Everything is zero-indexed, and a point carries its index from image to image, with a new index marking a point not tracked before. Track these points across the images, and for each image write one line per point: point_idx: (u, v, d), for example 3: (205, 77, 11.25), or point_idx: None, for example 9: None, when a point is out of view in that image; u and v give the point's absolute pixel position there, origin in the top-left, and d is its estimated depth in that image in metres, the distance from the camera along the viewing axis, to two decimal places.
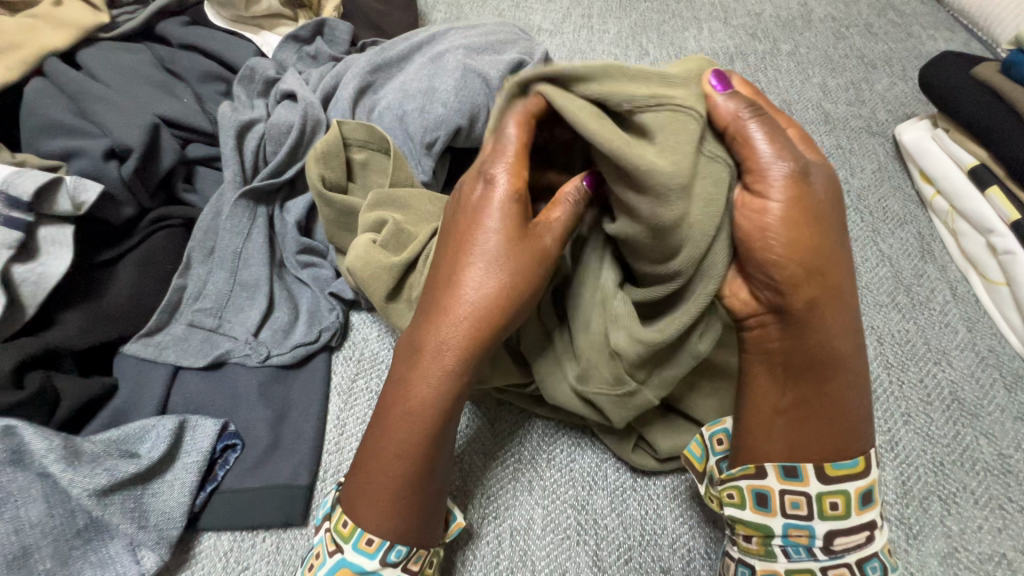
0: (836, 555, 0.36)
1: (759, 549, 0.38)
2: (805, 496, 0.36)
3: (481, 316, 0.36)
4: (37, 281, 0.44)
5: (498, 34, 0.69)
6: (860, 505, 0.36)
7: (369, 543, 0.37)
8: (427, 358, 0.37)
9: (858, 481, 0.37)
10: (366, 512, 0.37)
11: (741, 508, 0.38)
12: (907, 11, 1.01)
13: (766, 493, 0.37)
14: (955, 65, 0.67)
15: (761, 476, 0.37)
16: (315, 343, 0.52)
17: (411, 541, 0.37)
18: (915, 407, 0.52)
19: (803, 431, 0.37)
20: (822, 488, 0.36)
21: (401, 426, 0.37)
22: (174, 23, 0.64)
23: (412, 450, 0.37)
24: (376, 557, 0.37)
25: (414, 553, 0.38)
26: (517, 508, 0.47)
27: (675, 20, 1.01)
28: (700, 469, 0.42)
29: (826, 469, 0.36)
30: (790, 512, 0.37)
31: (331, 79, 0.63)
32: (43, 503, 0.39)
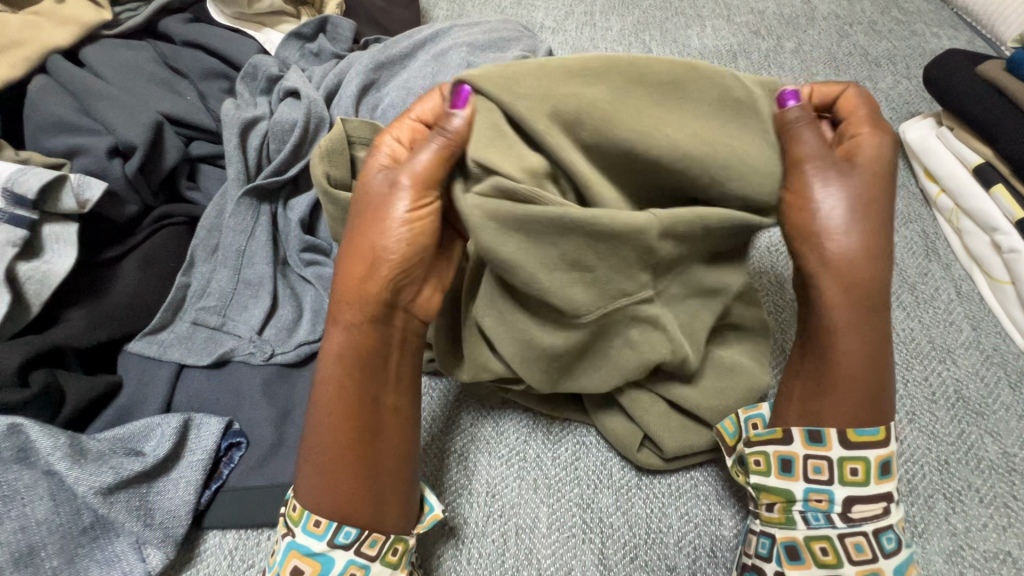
0: (854, 523, 0.38)
1: (780, 517, 0.39)
2: (828, 460, 0.38)
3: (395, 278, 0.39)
4: (42, 279, 0.44)
5: (501, 32, 0.69)
6: (879, 474, 0.38)
7: (317, 524, 0.37)
8: (350, 331, 0.40)
9: (879, 450, 0.38)
10: (318, 496, 0.38)
11: (766, 475, 0.40)
12: (911, 9, 1.00)
13: (790, 458, 0.39)
14: (960, 63, 0.67)
15: (787, 442, 0.39)
16: (319, 342, 0.52)
17: (361, 522, 0.37)
18: (920, 406, 0.52)
19: (831, 402, 0.39)
20: (843, 454, 0.38)
21: (343, 407, 0.39)
22: (176, 21, 0.64)
23: (347, 426, 0.39)
24: (324, 538, 0.37)
25: (367, 537, 0.37)
26: (522, 506, 0.47)
27: (677, 18, 1.01)
28: (730, 445, 0.44)
29: (848, 435, 0.38)
30: (812, 477, 0.39)
31: (334, 77, 0.63)
32: (49, 502, 0.39)
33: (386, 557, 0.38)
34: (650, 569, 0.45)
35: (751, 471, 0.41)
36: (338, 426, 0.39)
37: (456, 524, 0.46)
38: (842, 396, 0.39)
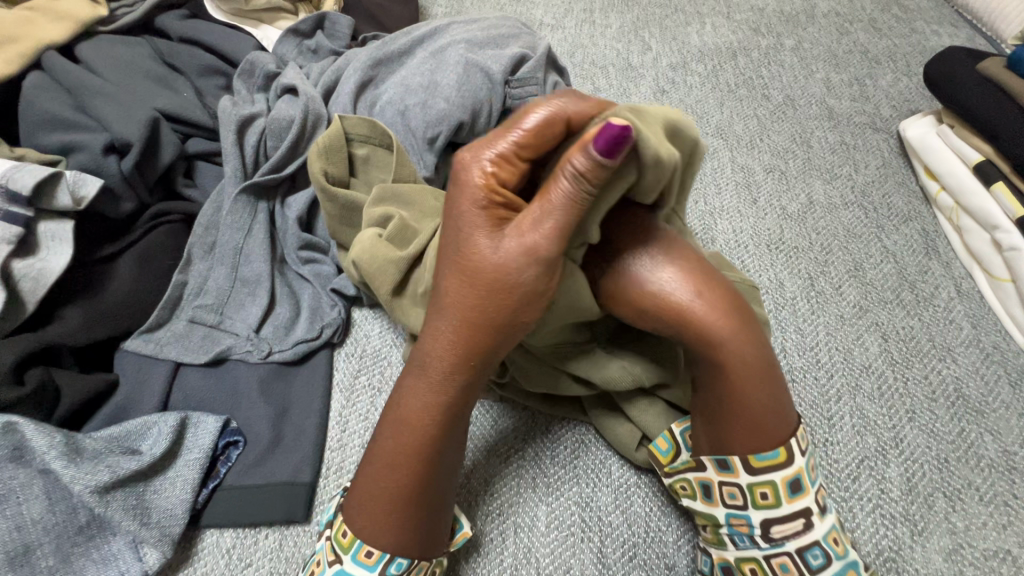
0: (777, 543, 0.37)
1: (713, 538, 0.40)
2: (738, 486, 0.38)
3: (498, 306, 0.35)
4: (37, 277, 0.44)
5: (500, 28, 0.69)
6: (790, 493, 0.37)
7: (369, 555, 0.36)
8: (438, 370, 0.37)
9: (783, 471, 0.37)
10: (369, 521, 0.37)
11: (693, 498, 0.41)
12: (911, 6, 1.00)
13: (709, 484, 0.39)
14: (960, 60, 0.67)
15: (700, 468, 0.40)
16: (317, 339, 0.52)
17: (411, 553, 0.37)
18: (920, 404, 0.52)
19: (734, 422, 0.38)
20: (751, 480, 0.37)
21: (413, 431, 0.36)
22: (173, 17, 0.63)
23: (413, 451, 0.37)
24: (376, 570, 0.36)
25: (416, 567, 0.37)
26: (521, 505, 0.47)
27: (677, 15, 1.00)
28: (665, 464, 0.43)
29: (750, 461, 0.37)
30: (728, 503, 0.38)
31: (332, 73, 0.63)
32: (44, 501, 0.39)
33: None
34: (650, 567, 0.44)
35: (681, 494, 0.42)
36: (398, 458, 0.37)
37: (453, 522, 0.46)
38: (735, 417, 0.37)
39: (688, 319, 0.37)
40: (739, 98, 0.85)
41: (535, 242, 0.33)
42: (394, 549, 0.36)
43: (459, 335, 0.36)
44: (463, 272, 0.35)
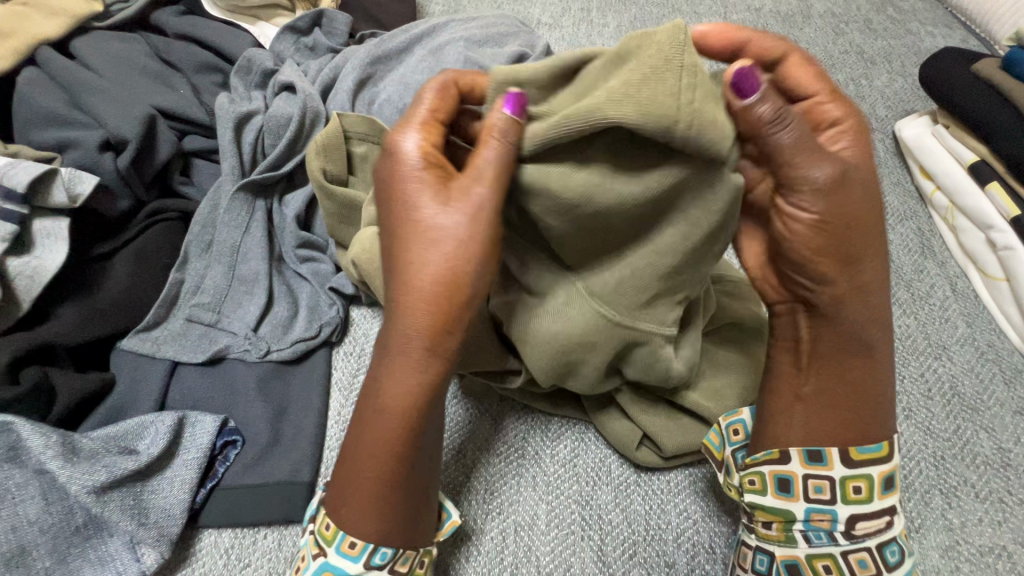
0: (857, 539, 0.36)
1: (780, 535, 0.37)
2: (829, 479, 0.36)
3: (447, 284, 0.33)
4: (32, 275, 0.43)
5: (499, 27, 0.69)
6: (882, 489, 0.36)
7: (352, 546, 0.35)
8: (402, 356, 0.34)
9: (881, 466, 0.36)
10: (350, 518, 0.35)
11: (762, 494, 0.37)
12: (906, 7, 1.01)
13: (788, 478, 0.37)
14: (955, 61, 0.68)
15: (785, 460, 0.37)
16: (315, 338, 0.52)
17: (396, 542, 0.36)
18: (916, 402, 0.52)
19: (827, 415, 0.37)
20: (845, 472, 0.36)
21: (374, 427, 0.35)
22: (169, 13, 0.63)
23: (377, 444, 0.35)
24: (359, 561, 0.35)
25: (402, 555, 0.37)
26: (521, 504, 0.47)
27: (674, 15, 1.01)
28: (719, 458, 0.42)
29: (849, 452, 0.36)
30: (813, 496, 0.36)
31: (330, 71, 0.63)
32: (41, 501, 0.39)
33: (414, 570, 0.38)
34: (648, 565, 0.45)
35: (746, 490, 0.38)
36: (373, 455, 0.35)
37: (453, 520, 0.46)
38: (841, 409, 0.37)
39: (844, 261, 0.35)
40: None
41: (471, 204, 0.33)
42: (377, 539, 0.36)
43: (410, 325, 0.34)
44: (402, 264, 0.34)
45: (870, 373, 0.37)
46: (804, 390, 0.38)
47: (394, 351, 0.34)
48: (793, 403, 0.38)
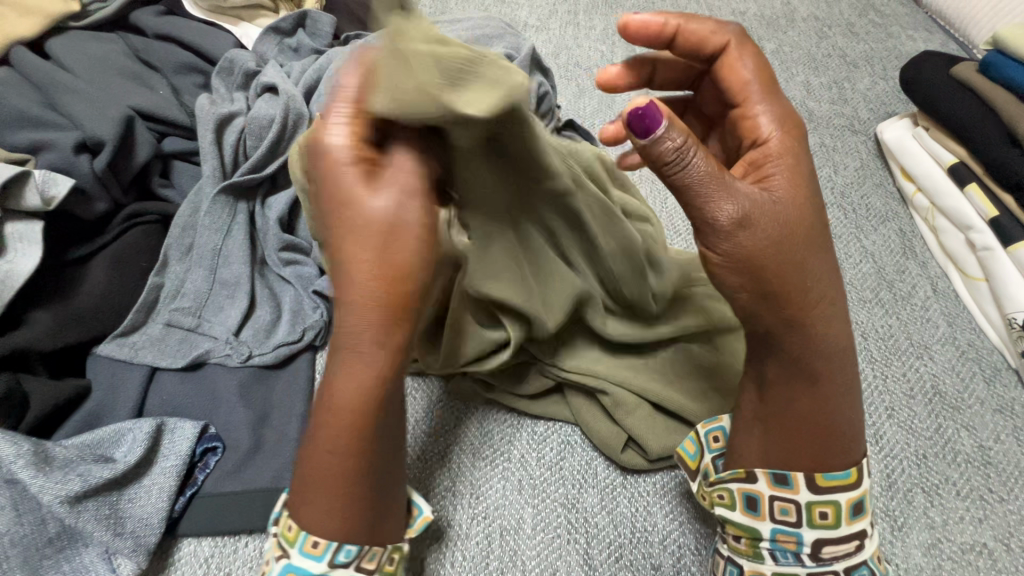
0: (824, 563, 0.35)
1: (748, 550, 0.37)
2: (794, 503, 0.35)
3: (389, 258, 0.31)
4: (4, 279, 0.42)
5: (484, 29, 0.69)
6: (850, 514, 0.35)
7: (315, 545, 0.33)
8: (361, 346, 0.31)
9: (849, 492, 0.35)
10: (309, 512, 0.33)
11: (730, 509, 0.37)
12: (888, 12, 1.03)
13: (755, 497, 0.36)
14: (935, 64, 0.69)
15: (752, 480, 0.36)
16: (298, 342, 0.51)
17: (360, 539, 0.33)
18: (899, 401, 0.53)
19: (792, 441, 0.36)
20: (811, 497, 0.35)
21: (328, 420, 0.32)
22: (148, 13, 0.62)
23: (337, 436, 0.32)
24: (323, 560, 0.32)
25: (371, 550, 0.33)
26: (506, 508, 0.47)
27: (660, 18, 1.02)
28: (693, 467, 0.41)
29: (815, 479, 0.35)
30: (778, 518, 0.36)
31: (313, 72, 0.62)
32: (11, 512, 0.38)
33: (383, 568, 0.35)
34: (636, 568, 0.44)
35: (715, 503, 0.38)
36: (329, 445, 0.32)
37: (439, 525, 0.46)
38: (805, 436, 0.36)
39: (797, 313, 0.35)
40: None
41: (428, 216, 0.32)
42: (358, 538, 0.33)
43: (346, 301, 0.32)
44: (351, 238, 0.32)
45: (829, 399, 0.36)
46: (766, 409, 0.37)
47: (339, 341, 0.32)
48: (754, 425, 0.38)
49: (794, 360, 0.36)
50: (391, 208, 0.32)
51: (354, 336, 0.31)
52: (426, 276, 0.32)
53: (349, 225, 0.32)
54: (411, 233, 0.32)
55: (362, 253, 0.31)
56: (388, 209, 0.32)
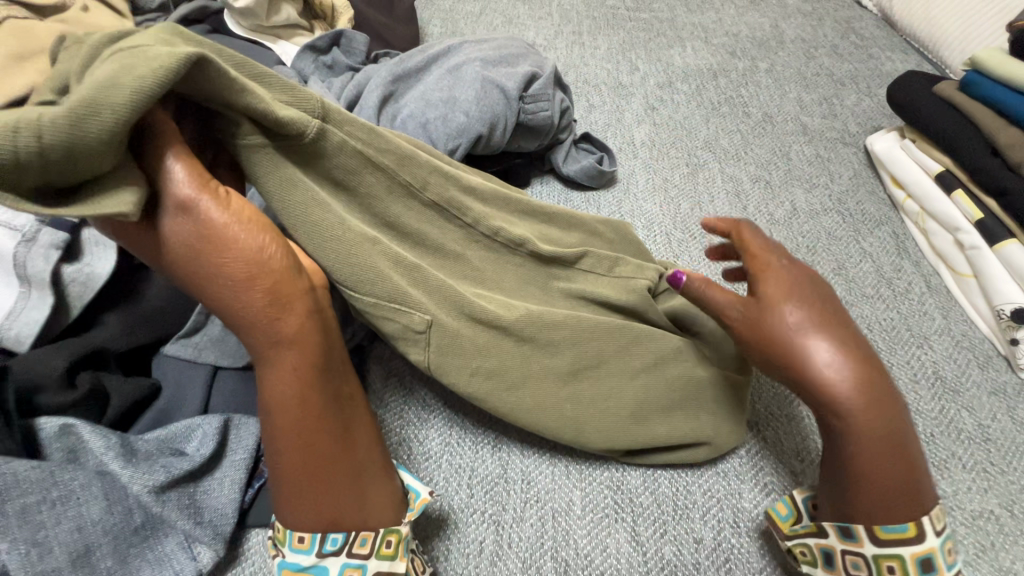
0: None
1: None
2: (862, 556, 0.38)
3: (271, 278, 0.36)
4: (85, 281, 0.44)
5: (510, 48, 0.73)
6: (918, 570, 0.37)
7: (302, 540, 0.39)
8: (285, 362, 0.38)
9: (912, 546, 0.37)
10: (299, 512, 0.39)
11: (813, 566, 0.42)
12: (867, 36, 1.13)
13: (829, 552, 0.40)
14: (918, 82, 0.76)
15: (824, 535, 0.41)
16: (349, 341, 0.53)
17: (354, 523, 0.40)
18: (905, 386, 0.58)
19: (847, 496, 0.39)
20: (877, 551, 0.38)
21: (304, 420, 0.38)
22: (196, 32, 0.65)
23: (293, 435, 0.38)
24: (312, 551, 0.39)
25: (358, 537, 0.40)
26: (556, 491, 0.50)
27: (660, 39, 1.09)
28: (783, 527, 0.44)
29: (876, 532, 0.37)
30: (852, 571, 0.39)
31: (353, 87, 0.66)
32: (103, 501, 0.39)
33: (381, 550, 0.40)
34: (682, 543, 0.47)
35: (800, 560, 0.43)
36: (303, 446, 0.38)
37: (492, 508, 0.49)
38: (858, 488, 0.38)
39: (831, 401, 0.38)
40: (723, 115, 0.92)
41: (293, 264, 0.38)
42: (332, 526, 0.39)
43: (285, 319, 0.37)
44: (207, 270, 0.35)
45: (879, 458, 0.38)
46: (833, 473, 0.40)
47: (284, 358, 0.37)
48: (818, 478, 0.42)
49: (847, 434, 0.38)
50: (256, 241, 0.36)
51: (302, 348, 0.38)
52: (298, 300, 0.37)
53: (211, 258, 0.35)
54: (275, 271, 0.36)
55: (261, 291, 0.36)
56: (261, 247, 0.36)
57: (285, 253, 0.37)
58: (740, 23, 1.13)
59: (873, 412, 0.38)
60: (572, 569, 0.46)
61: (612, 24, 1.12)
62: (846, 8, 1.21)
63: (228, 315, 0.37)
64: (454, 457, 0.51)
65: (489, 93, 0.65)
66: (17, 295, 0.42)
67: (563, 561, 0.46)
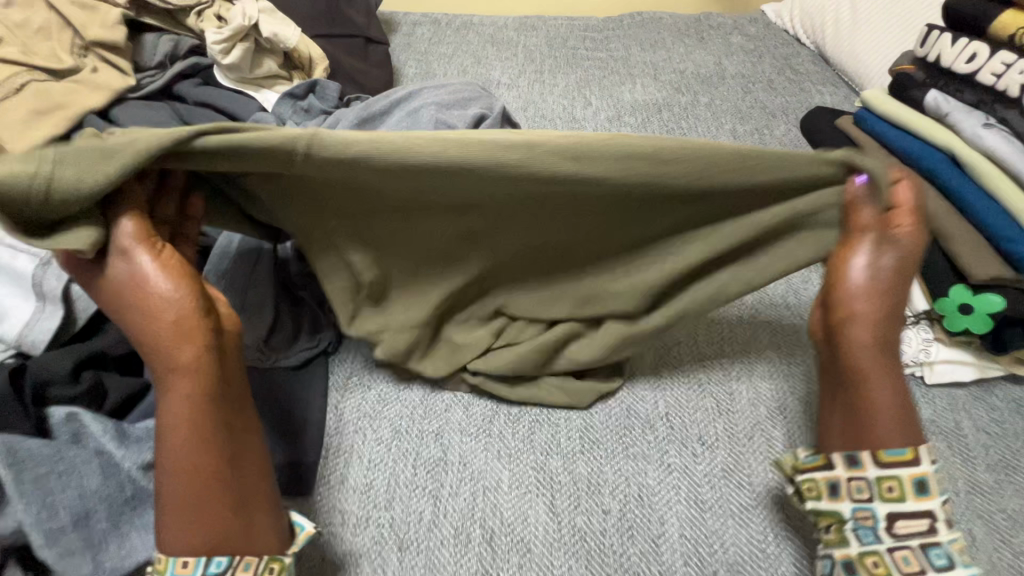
0: (902, 538, 0.48)
1: (835, 537, 0.49)
2: (866, 480, 0.49)
3: (182, 319, 0.45)
4: (90, 296, 0.53)
5: (464, 92, 0.84)
6: (917, 492, 0.48)
7: (184, 565, 0.43)
8: (180, 389, 0.45)
9: (910, 468, 0.48)
10: (172, 538, 0.44)
11: (818, 498, 0.50)
12: (801, 71, 1.24)
13: (836, 482, 0.50)
14: (823, 117, 0.86)
15: (831, 467, 0.50)
16: (316, 348, 0.63)
17: (235, 547, 0.45)
18: (800, 380, 0.66)
19: (853, 419, 0.51)
20: (879, 474, 0.49)
21: (191, 448, 0.45)
22: (189, 83, 0.75)
23: (188, 460, 0.45)
24: (194, 573, 0.43)
25: (240, 562, 0.45)
26: (488, 471, 0.58)
27: (613, 76, 1.20)
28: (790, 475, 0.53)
29: (879, 457, 0.49)
30: (856, 496, 0.49)
31: (325, 130, 0.76)
32: (99, 475, 0.47)
33: (260, 574, 0.45)
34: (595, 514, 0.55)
35: (806, 496, 0.51)
36: (196, 467, 0.45)
37: (431, 486, 0.56)
38: (853, 419, 0.51)
39: (855, 369, 0.52)
40: None
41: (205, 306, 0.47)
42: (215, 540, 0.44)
43: (181, 356, 0.45)
44: (133, 306, 0.45)
45: (861, 385, 0.51)
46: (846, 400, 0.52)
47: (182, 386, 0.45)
48: (828, 415, 0.54)
49: (852, 366, 0.52)
50: (167, 288, 0.45)
51: (201, 379, 0.46)
52: (199, 339, 0.46)
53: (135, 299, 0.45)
54: (183, 312, 0.45)
55: (167, 325, 0.45)
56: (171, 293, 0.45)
57: (195, 298, 0.46)
58: (686, 61, 1.25)
59: (875, 373, 0.51)
60: (497, 535, 0.53)
61: (571, 62, 1.24)
62: (786, 46, 1.33)
63: (144, 345, 0.46)
64: (400, 443, 0.59)
65: (441, 132, 0.75)
66: (36, 309, 0.51)
67: (490, 529, 0.54)
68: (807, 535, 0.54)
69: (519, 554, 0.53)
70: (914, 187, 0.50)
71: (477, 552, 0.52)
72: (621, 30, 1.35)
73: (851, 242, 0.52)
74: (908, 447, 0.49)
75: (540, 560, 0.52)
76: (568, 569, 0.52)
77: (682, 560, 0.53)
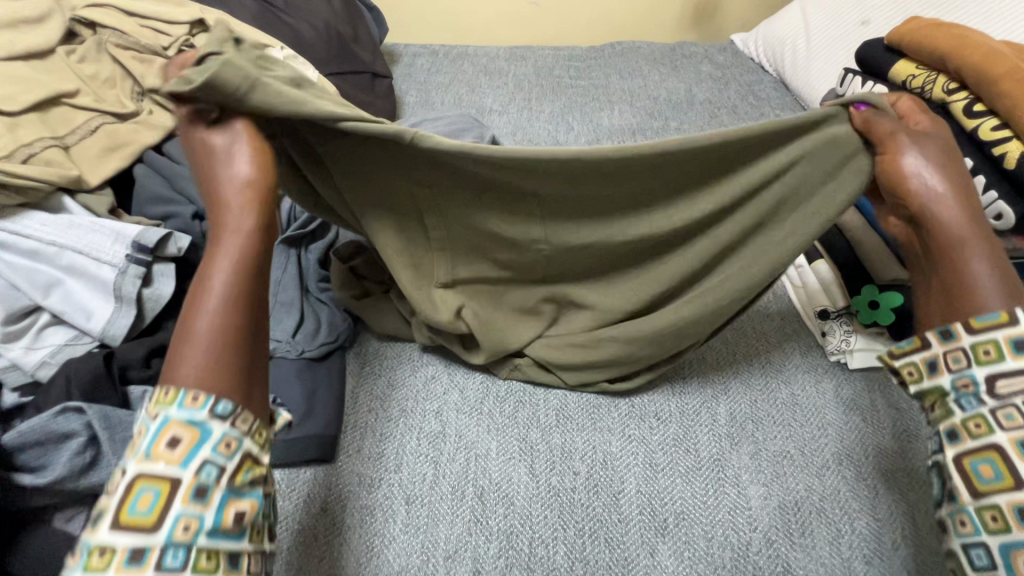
0: (1005, 398, 0.44)
1: (941, 413, 0.48)
2: (961, 348, 0.46)
3: (253, 185, 0.49)
4: (156, 300, 0.65)
5: (458, 124, 0.97)
6: (1015, 350, 0.44)
7: (172, 446, 0.39)
8: (229, 247, 0.47)
9: (1008, 329, 0.45)
10: (187, 352, 0.43)
11: (919, 379, 0.49)
12: (763, 97, 1.38)
13: (935, 359, 0.48)
14: None
15: (927, 346, 0.49)
16: (334, 342, 0.74)
17: (235, 402, 0.42)
18: (740, 367, 0.78)
19: (948, 305, 0.49)
20: (973, 340, 0.46)
21: (221, 290, 0.45)
22: None
23: (210, 318, 0.44)
24: (185, 467, 0.39)
25: (240, 416, 0.42)
26: (478, 441, 0.69)
27: (594, 102, 1.34)
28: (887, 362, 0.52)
29: (972, 324, 0.46)
30: (953, 367, 0.47)
31: None
32: None
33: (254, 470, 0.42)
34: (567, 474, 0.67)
35: (909, 380, 0.50)
36: (224, 313, 0.44)
37: (432, 453, 0.68)
38: (954, 303, 0.48)
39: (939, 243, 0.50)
40: None
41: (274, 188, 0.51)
42: (241, 376, 0.44)
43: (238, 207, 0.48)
44: (205, 172, 0.50)
45: (949, 262, 0.49)
46: (947, 294, 0.49)
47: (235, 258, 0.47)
48: (925, 309, 0.51)
49: (937, 232, 0.50)
50: (242, 165, 0.49)
51: (259, 263, 0.48)
52: (262, 209, 0.49)
53: (210, 157, 0.50)
54: (254, 189, 0.49)
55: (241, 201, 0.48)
56: (241, 172, 0.49)
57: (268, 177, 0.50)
58: (660, 88, 1.38)
59: (972, 222, 0.49)
60: (487, 491, 0.65)
61: (555, 90, 1.37)
62: (752, 73, 1.47)
63: (210, 203, 0.49)
64: (406, 419, 0.71)
65: None
66: (115, 309, 0.63)
67: (481, 487, 0.66)
68: (740, 490, 0.66)
69: (504, 506, 0.64)
70: (914, 101, 0.54)
71: (470, 505, 0.64)
72: (602, 59, 1.48)
73: (887, 147, 0.51)
74: (1002, 311, 0.45)
75: (522, 510, 0.64)
76: (544, 517, 0.63)
77: (639, 509, 0.64)
